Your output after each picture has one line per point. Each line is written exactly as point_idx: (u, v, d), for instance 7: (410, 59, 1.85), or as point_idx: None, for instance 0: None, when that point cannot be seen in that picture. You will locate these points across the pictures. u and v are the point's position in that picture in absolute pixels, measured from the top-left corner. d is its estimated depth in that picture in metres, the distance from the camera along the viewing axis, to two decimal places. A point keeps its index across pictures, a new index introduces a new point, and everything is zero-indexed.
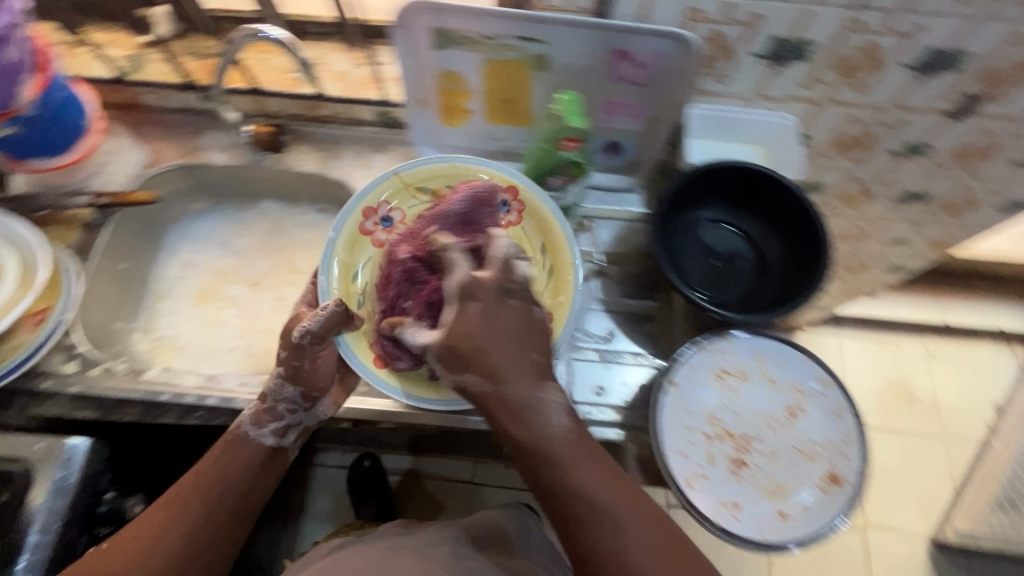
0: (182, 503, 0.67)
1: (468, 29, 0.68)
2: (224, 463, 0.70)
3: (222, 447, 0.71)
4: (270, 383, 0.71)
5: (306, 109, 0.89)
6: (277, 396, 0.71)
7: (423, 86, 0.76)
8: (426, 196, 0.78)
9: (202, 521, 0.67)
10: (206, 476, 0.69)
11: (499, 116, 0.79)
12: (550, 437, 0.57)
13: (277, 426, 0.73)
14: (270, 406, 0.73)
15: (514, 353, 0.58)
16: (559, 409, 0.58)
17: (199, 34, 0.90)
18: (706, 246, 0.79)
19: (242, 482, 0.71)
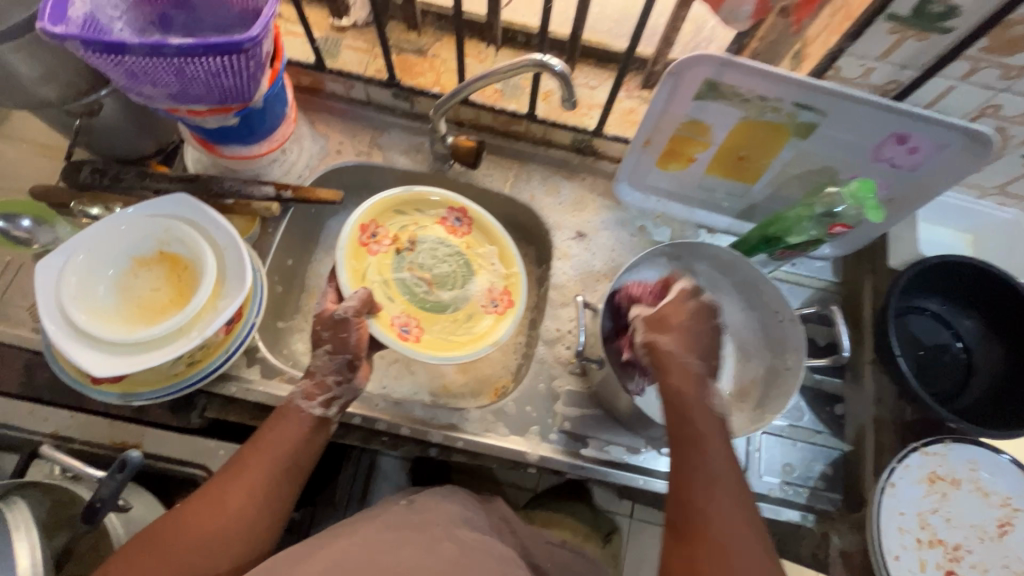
0: (235, 488, 0.53)
1: (745, 87, 0.63)
2: (283, 436, 0.57)
3: (276, 418, 0.59)
4: (317, 358, 0.61)
5: (500, 122, 0.84)
6: (323, 369, 0.61)
7: (660, 130, 0.72)
8: (409, 214, 0.81)
9: (257, 497, 0.53)
10: (277, 445, 0.56)
11: (725, 170, 0.76)
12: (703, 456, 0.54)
13: (327, 398, 0.60)
14: (315, 373, 0.61)
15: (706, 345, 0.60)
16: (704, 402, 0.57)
17: (398, 26, 0.84)
18: (912, 334, 0.76)
19: (303, 454, 0.58)
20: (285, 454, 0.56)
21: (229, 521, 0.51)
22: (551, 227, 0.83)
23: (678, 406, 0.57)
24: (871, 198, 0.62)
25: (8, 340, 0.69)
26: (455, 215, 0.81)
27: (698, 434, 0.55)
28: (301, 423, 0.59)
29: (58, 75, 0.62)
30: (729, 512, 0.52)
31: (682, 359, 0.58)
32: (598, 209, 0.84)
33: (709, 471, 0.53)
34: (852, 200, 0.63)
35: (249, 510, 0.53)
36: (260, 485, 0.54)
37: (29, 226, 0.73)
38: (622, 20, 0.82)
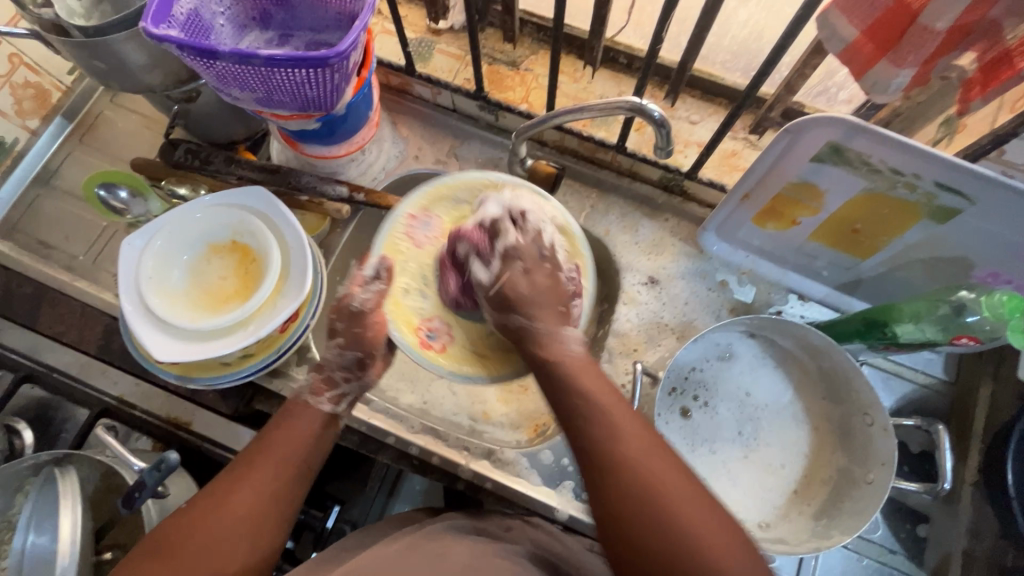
0: (238, 478, 0.51)
1: (877, 157, 0.54)
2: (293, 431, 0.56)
3: (284, 417, 0.58)
4: (328, 353, 0.63)
5: (584, 147, 0.79)
6: (334, 364, 0.62)
7: (765, 186, 0.64)
8: (464, 205, 0.73)
9: (270, 489, 0.51)
10: (275, 434, 0.56)
11: (832, 238, 0.66)
12: (583, 404, 0.50)
13: (334, 394, 0.60)
14: (331, 373, 0.62)
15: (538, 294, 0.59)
16: (612, 397, 0.50)
17: (495, 35, 0.80)
18: None
19: (310, 450, 0.56)
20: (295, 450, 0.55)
21: (240, 517, 0.49)
22: (621, 268, 0.77)
23: (546, 343, 0.56)
24: (1018, 319, 0.52)
25: (93, 302, 0.75)
26: (487, 206, 0.71)
27: (569, 385, 0.52)
28: (312, 418, 0.58)
29: (162, 64, 0.64)
30: (632, 441, 0.46)
31: (533, 322, 0.57)
32: (677, 255, 0.77)
33: (590, 416, 0.49)
34: (989, 314, 0.54)
35: (258, 510, 0.50)
36: (273, 477, 0.52)
37: (124, 196, 0.75)
38: (740, 53, 0.73)
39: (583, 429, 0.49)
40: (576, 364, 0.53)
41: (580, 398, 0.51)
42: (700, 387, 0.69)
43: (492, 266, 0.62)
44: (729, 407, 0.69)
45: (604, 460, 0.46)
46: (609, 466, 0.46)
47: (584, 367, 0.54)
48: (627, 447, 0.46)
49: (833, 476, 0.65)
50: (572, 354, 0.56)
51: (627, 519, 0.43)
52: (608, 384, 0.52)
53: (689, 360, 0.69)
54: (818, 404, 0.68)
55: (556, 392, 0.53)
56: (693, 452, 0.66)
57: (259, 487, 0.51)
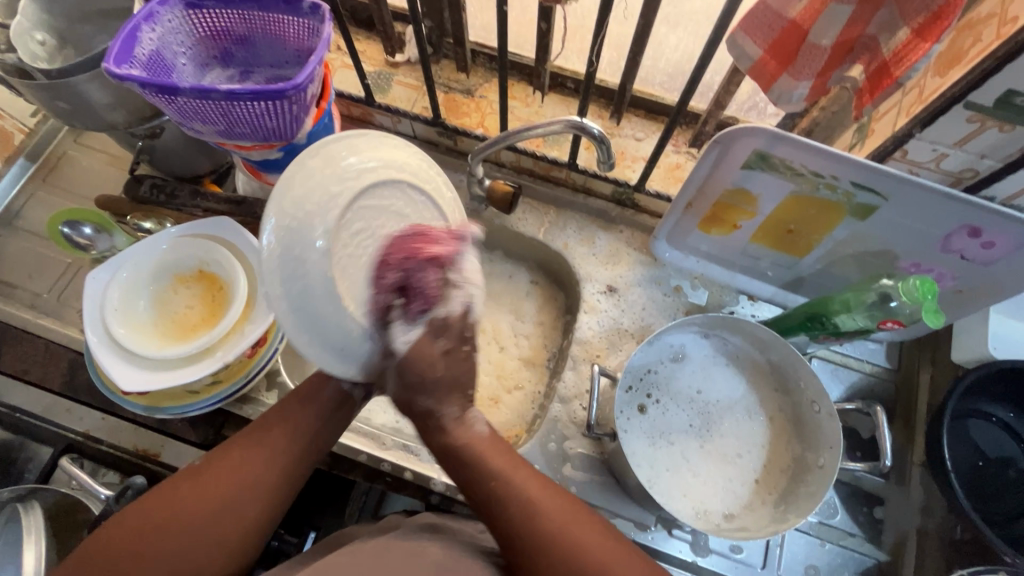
0: (249, 452, 0.53)
1: (797, 160, 0.59)
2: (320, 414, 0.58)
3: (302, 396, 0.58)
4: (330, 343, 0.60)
5: (539, 167, 0.83)
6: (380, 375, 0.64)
7: (704, 193, 0.68)
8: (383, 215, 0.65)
9: (278, 467, 0.54)
10: (288, 413, 0.57)
11: (771, 239, 0.71)
12: (505, 490, 0.51)
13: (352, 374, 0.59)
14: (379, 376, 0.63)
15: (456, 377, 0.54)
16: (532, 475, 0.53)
17: (449, 66, 0.85)
18: (971, 441, 0.68)
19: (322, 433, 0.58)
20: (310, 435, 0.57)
21: (244, 489, 0.52)
22: (581, 279, 0.81)
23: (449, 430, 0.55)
24: (931, 300, 0.57)
25: (57, 339, 0.74)
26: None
27: (494, 488, 0.52)
28: (326, 403, 0.58)
29: (125, 102, 0.66)
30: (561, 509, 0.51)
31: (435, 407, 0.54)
32: (633, 264, 0.81)
33: (518, 516, 0.50)
34: (907, 297, 0.58)
35: (264, 482, 0.53)
36: (281, 451, 0.55)
37: (90, 232, 0.76)
38: (676, 74, 0.79)
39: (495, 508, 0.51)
40: (497, 455, 0.54)
41: (508, 500, 0.51)
42: (655, 385, 0.72)
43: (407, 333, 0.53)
44: (682, 404, 0.71)
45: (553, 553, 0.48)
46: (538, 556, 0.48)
47: (493, 445, 0.55)
48: (555, 511, 0.50)
49: (788, 463, 0.68)
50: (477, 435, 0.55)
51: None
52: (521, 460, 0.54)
53: (645, 362, 0.72)
54: (771, 397, 0.72)
55: (478, 489, 0.53)
56: (653, 447, 0.69)
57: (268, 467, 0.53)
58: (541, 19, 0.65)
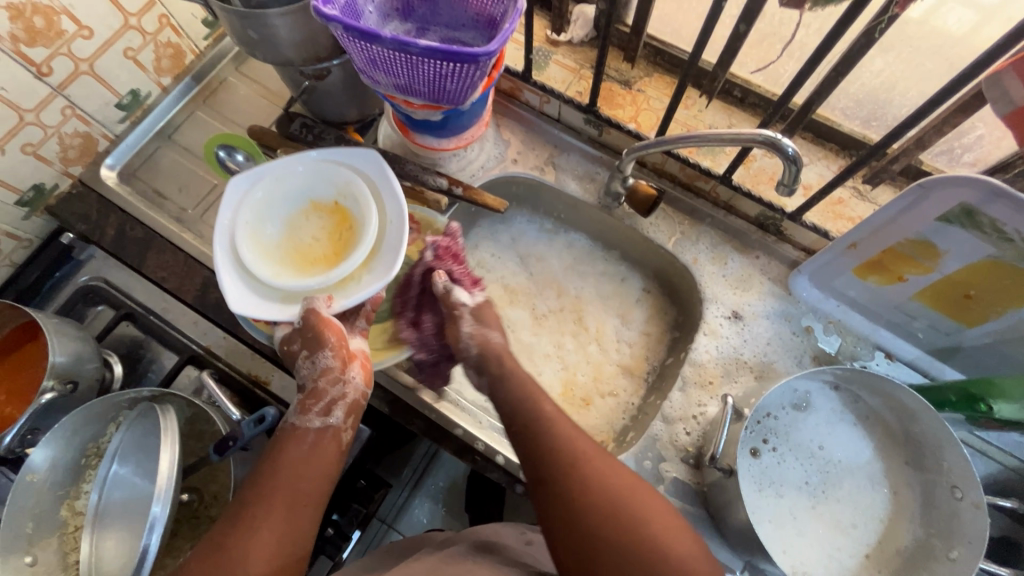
0: (251, 520, 0.51)
1: (1011, 225, 0.52)
2: (301, 457, 0.56)
3: (280, 445, 0.58)
4: (301, 364, 0.65)
5: (684, 174, 0.79)
6: (315, 374, 0.63)
7: (878, 237, 0.63)
8: None
9: (285, 513, 0.53)
10: (274, 467, 0.56)
11: (939, 301, 0.65)
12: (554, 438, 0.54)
13: (319, 407, 0.61)
14: (321, 387, 0.62)
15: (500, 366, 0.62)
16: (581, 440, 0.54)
17: (614, 54, 0.81)
18: None
19: (313, 471, 0.57)
20: (299, 486, 0.55)
21: (258, 546, 0.50)
22: (705, 299, 0.77)
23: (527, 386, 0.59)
24: None
25: (195, 254, 0.79)
26: None
27: (574, 465, 0.52)
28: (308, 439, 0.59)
29: (307, 41, 0.67)
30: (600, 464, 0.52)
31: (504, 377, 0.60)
32: (765, 295, 0.76)
33: (590, 469, 0.52)
34: None
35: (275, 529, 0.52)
36: (283, 500, 0.53)
37: (241, 159, 0.79)
38: (864, 101, 0.72)
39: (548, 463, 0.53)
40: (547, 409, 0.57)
41: (579, 470, 0.51)
42: (774, 431, 0.68)
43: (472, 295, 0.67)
44: (801, 459, 0.67)
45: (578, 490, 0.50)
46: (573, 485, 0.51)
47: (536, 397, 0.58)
48: (597, 474, 0.51)
49: (907, 546, 0.63)
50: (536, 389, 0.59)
51: (607, 545, 0.48)
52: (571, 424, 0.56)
53: (768, 404, 0.68)
54: (901, 470, 0.66)
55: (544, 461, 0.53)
56: (763, 497, 0.65)
57: (269, 534, 0.51)
58: (744, 21, 0.60)
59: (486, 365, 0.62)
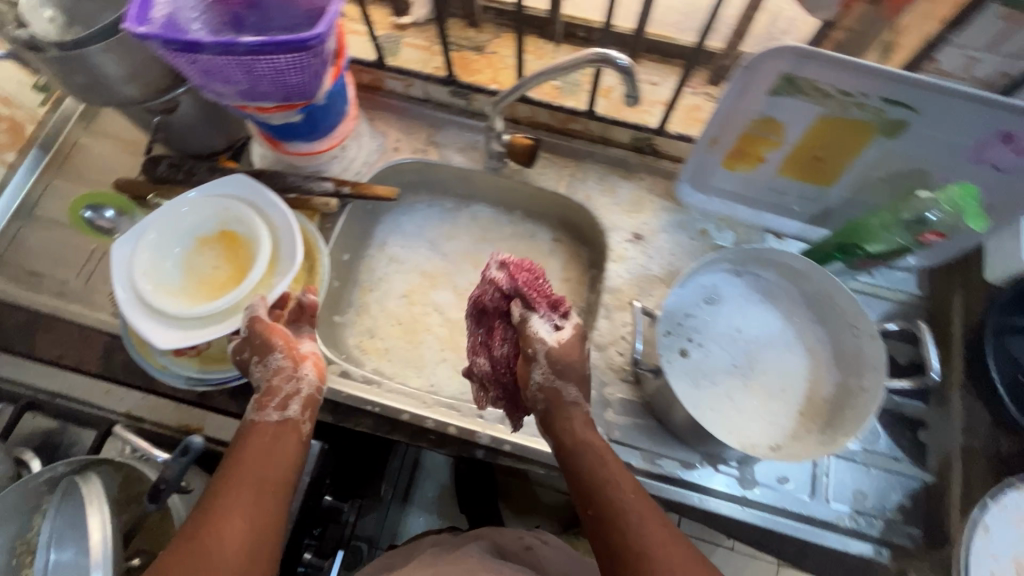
0: (218, 522, 0.50)
1: (825, 80, 0.58)
2: (263, 454, 0.55)
3: (240, 443, 0.56)
4: (255, 369, 0.62)
5: (557, 121, 0.83)
6: (268, 373, 0.61)
7: (729, 126, 0.68)
8: None
9: (256, 517, 0.51)
10: (235, 467, 0.54)
11: (798, 170, 0.71)
12: (591, 468, 0.58)
13: (279, 402, 0.60)
14: (275, 385, 0.61)
15: (579, 433, 0.61)
16: (613, 467, 0.58)
17: (460, 24, 0.84)
18: (1011, 357, 0.68)
19: (276, 469, 0.55)
20: (263, 475, 0.54)
21: (230, 551, 0.48)
22: (606, 229, 0.81)
23: (568, 418, 0.62)
24: (972, 204, 0.59)
25: (89, 323, 0.75)
26: None
27: (613, 504, 0.55)
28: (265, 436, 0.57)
29: (139, 74, 0.65)
30: (639, 506, 0.54)
31: (571, 410, 0.62)
32: (657, 211, 0.81)
33: (628, 507, 0.54)
34: (948, 205, 0.60)
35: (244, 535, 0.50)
36: (251, 503, 0.52)
37: (111, 216, 0.76)
38: (691, 13, 0.79)
39: (597, 496, 0.56)
40: (595, 446, 0.60)
41: (622, 509, 0.54)
42: (694, 328, 0.72)
43: (562, 330, 0.63)
44: (724, 345, 0.71)
45: (616, 525, 0.53)
46: (615, 519, 0.54)
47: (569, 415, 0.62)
48: (643, 522, 0.53)
49: (832, 392, 0.68)
50: (583, 421, 0.62)
51: None
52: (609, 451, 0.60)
53: (681, 305, 0.73)
54: (810, 327, 0.72)
55: (591, 492, 0.56)
56: (700, 388, 0.69)
57: (241, 523, 0.50)
58: None
59: (552, 426, 0.62)
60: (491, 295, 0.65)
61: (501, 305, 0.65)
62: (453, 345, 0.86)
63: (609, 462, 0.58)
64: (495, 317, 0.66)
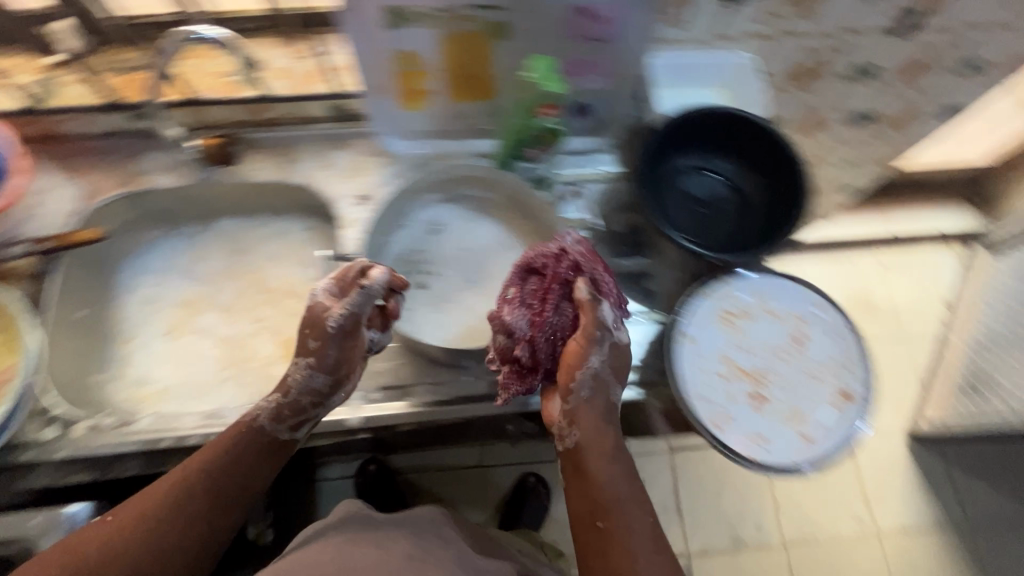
0: (191, 507, 0.58)
1: (421, 5, 0.64)
2: (226, 459, 0.61)
3: (231, 430, 0.64)
4: (297, 375, 0.65)
5: (252, 114, 0.84)
6: (302, 387, 0.65)
7: (380, 70, 0.72)
8: None
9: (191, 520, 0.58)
10: (213, 463, 0.61)
11: (462, 92, 0.77)
12: (595, 459, 0.61)
13: (294, 420, 0.65)
14: (303, 402, 0.65)
15: (601, 432, 0.62)
16: (598, 428, 0.62)
17: (119, 49, 0.83)
18: (685, 194, 0.80)
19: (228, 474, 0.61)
20: (222, 481, 0.60)
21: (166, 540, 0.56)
22: (333, 200, 0.83)
23: (604, 407, 0.64)
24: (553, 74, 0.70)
25: None
26: None
27: (614, 489, 0.60)
28: (251, 450, 0.63)
29: None
30: (603, 474, 0.60)
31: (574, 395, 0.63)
32: (374, 169, 0.84)
33: (608, 482, 0.60)
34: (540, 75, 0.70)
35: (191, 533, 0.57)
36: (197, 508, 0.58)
37: None
38: None
39: (612, 484, 0.60)
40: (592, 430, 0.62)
41: (624, 487, 0.60)
42: (426, 261, 0.77)
43: (607, 306, 0.64)
44: (456, 266, 0.77)
45: (625, 501, 0.59)
46: (610, 501, 0.59)
47: (573, 416, 0.63)
48: (620, 497, 0.59)
49: None
50: (608, 405, 0.65)
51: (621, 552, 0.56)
52: (600, 426, 0.63)
53: (409, 245, 0.77)
54: (524, 224, 0.78)
55: (590, 469, 0.60)
56: (444, 311, 0.75)
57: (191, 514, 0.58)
58: None
59: (576, 418, 0.63)
60: (545, 259, 0.65)
61: (569, 279, 0.64)
62: (229, 361, 0.85)
63: (608, 434, 0.63)
64: (547, 288, 0.64)
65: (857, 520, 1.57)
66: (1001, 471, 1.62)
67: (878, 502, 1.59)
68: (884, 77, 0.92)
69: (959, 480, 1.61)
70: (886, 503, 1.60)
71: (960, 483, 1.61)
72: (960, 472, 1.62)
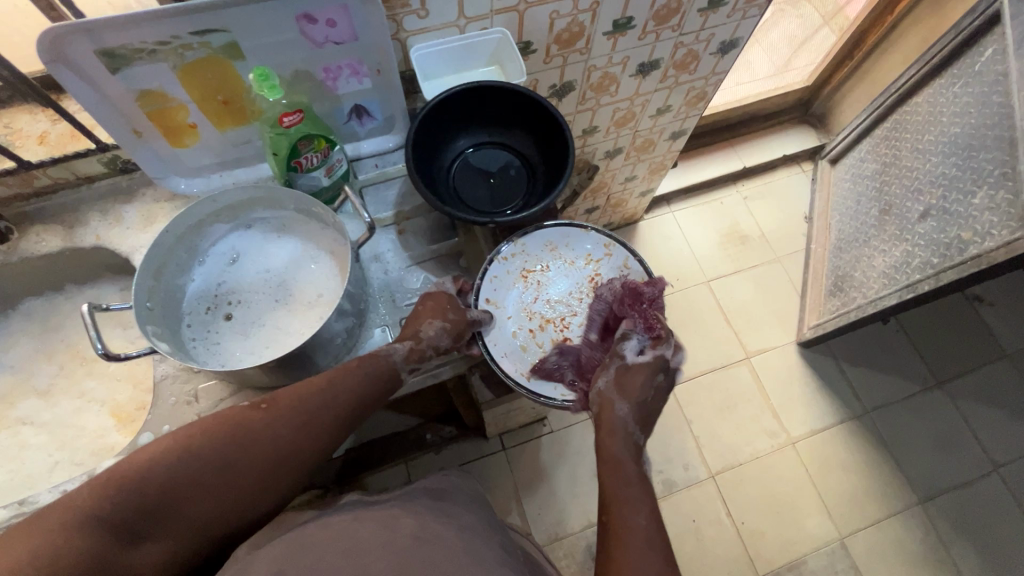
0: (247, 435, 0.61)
1: (134, 42, 0.64)
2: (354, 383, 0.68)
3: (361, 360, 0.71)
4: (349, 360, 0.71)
5: (23, 184, 0.80)
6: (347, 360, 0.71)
7: (127, 114, 0.72)
8: None
9: (291, 443, 0.63)
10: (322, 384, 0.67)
11: (227, 119, 0.77)
12: (619, 454, 0.72)
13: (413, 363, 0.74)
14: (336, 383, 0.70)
15: (629, 436, 0.74)
16: (626, 438, 0.74)
17: None
18: (475, 170, 0.85)
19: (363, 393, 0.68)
20: (345, 393, 0.67)
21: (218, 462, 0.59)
22: (129, 255, 0.81)
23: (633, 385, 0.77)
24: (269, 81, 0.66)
25: None
26: None
27: (611, 488, 0.68)
28: (371, 390, 0.70)
29: None
30: (623, 471, 0.69)
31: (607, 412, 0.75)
32: (167, 215, 0.83)
33: (619, 483, 0.68)
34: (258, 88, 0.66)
35: (274, 445, 0.62)
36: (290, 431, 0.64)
37: None
38: None
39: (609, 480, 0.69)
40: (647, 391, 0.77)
41: (621, 486, 0.68)
42: (228, 291, 0.76)
43: (642, 355, 0.79)
44: (260, 289, 0.77)
45: (614, 501, 0.67)
46: (617, 495, 0.67)
47: (614, 427, 0.74)
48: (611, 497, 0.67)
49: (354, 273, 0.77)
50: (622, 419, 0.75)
51: (624, 543, 0.62)
52: (625, 435, 0.74)
53: (207, 280, 0.77)
54: (321, 234, 0.79)
55: (607, 474, 0.70)
56: (253, 335, 0.74)
57: (268, 442, 0.62)
58: None
59: (603, 427, 0.74)
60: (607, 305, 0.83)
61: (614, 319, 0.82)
62: (56, 444, 0.80)
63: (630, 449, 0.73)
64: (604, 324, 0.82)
65: (770, 433, 1.62)
66: (886, 354, 1.72)
67: (786, 415, 1.64)
68: (645, 25, 0.99)
69: (850, 375, 1.69)
70: (792, 412, 1.65)
71: (856, 380, 1.68)
72: (848, 365, 1.71)
